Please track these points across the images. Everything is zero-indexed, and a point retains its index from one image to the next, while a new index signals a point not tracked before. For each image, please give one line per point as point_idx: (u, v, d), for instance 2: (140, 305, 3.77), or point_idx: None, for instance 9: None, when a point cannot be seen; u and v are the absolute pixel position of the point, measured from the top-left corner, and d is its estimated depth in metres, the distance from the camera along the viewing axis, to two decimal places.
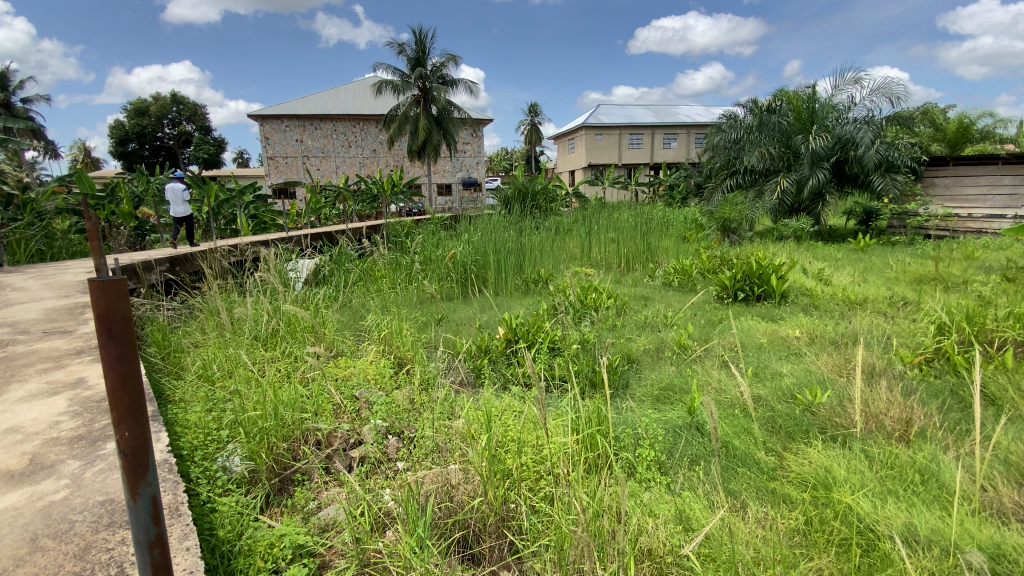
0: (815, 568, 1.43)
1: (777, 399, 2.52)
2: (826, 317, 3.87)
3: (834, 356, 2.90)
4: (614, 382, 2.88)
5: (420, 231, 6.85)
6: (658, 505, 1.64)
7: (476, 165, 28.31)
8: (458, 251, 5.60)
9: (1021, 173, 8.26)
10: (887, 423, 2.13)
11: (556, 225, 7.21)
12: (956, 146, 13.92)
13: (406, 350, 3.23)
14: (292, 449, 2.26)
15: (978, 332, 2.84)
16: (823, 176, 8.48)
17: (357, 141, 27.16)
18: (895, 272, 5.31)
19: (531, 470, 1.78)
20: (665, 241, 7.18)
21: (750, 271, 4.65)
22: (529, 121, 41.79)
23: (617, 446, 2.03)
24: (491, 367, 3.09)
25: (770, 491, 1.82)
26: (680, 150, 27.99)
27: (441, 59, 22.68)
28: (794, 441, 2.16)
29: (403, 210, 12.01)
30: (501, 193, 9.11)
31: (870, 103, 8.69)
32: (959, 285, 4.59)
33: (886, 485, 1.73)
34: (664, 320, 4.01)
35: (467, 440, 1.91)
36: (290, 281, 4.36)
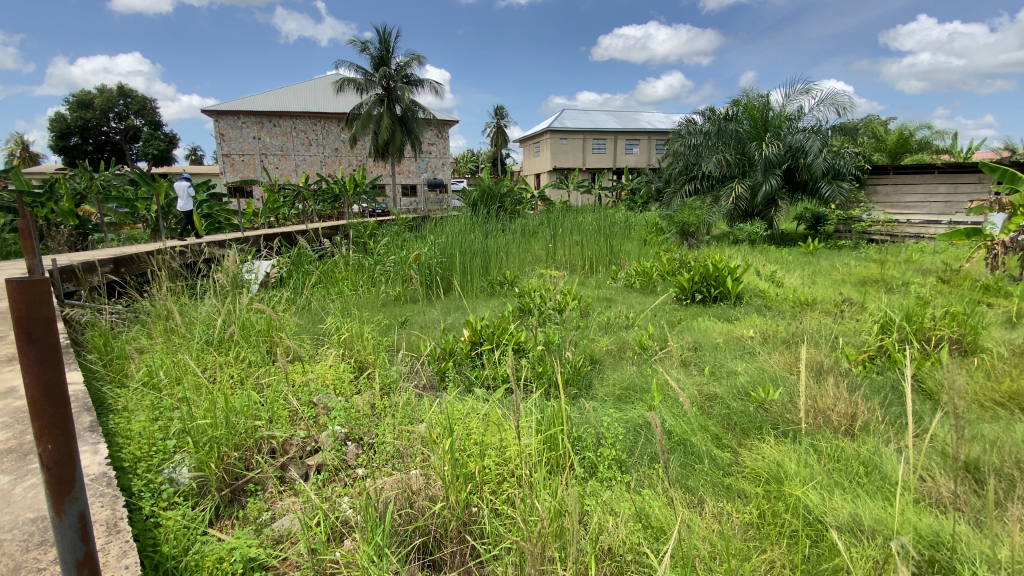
0: (768, 560, 1.48)
1: (732, 397, 2.60)
2: (779, 317, 4.03)
3: (785, 355, 3.03)
4: (577, 382, 2.91)
5: (384, 232, 6.73)
6: (617, 504, 1.65)
7: (442, 166, 28.18)
8: (423, 252, 5.52)
9: (955, 182, 8.93)
10: (834, 418, 2.23)
11: (522, 227, 7.23)
12: (896, 156, 14.81)
13: (368, 354, 3.16)
14: (244, 458, 2.17)
15: (917, 330, 3.01)
16: (775, 182, 8.91)
17: (318, 139, 26.49)
18: (841, 275, 5.60)
19: (494, 472, 1.77)
20: (627, 243, 7.33)
21: (707, 272, 4.80)
22: (494, 124, 41.86)
23: (579, 446, 2.04)
24: (456, 369, 3.05)
25: (726, 487, 1.88)
26: (642, 155, 28.64)
27: (406, 59, 22.44)
28: (748, 437, 2.23)
29: (366, 211, 11.79)
30: (467, 194, 9.08)
31: (818, 113, 9.15)
32: (898, 286, 4.89)
33: (833, 478, 1.80)
34: (627, 321, 4.08)
35: (429, 445, 1.88)
36: (245, 283, 4.19)
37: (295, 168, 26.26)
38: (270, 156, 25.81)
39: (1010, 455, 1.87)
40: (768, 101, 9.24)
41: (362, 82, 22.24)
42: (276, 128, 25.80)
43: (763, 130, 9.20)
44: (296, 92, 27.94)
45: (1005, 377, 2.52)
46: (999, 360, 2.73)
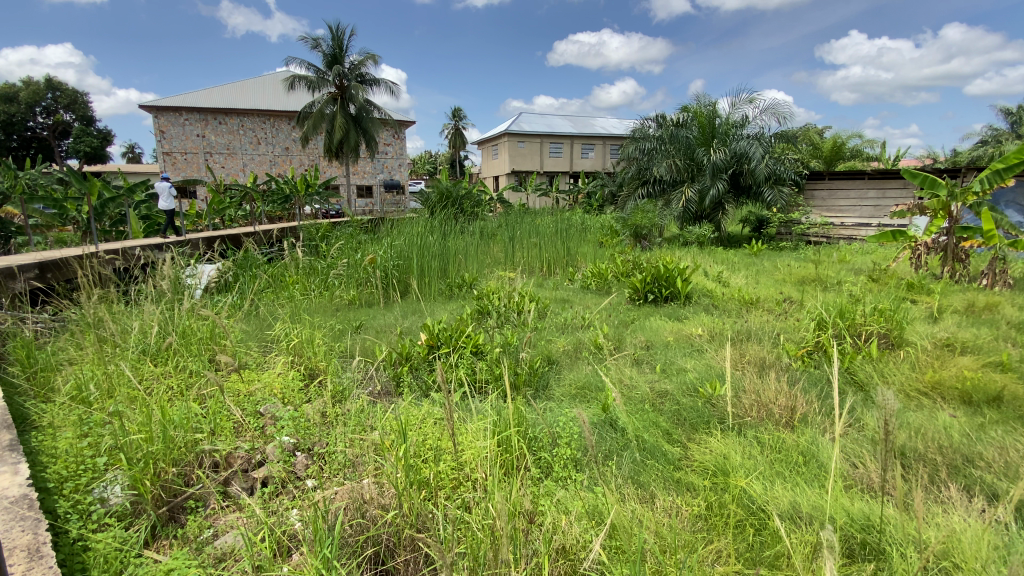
0: (715, 550, 1.53)
1: (682, 393, 2.69)
2: (726, 316, 4.20)
3: (731, 351, 3.16)
4: (534, 383, 2.92)
5: (337, 234, 6.56)
6: (571, 502, 1.67)
7: (398, 167, 27.80)
8: (377, 255, 5.41)
9: (882, 188, 9.58)
10: (775, 410, 2.34)
11: (481, 229, 7.19)
12: (831, 162, 15.77)
13: (319, 360, 3.06)
14: (184, 473, 2.06)
15: (849, 325, 3.20)
16: (721, 186, 9.34)
17: (267, 138, 25.52)
18: (782, 274, 5.89)
19: (449, 477, 1.75)
20: (583, 246, 7.47)
21: (658, 273, 4.95)
22: (451, 126, 41.67)
23: (534, 447, 2.05)
24: (413, 374, 2.99)
25: (677, 480, 1.93)
26: (597, 159, 29.24)
27: (360, 57, 21.97)
28: (696, 432, 2.30)
29: (319, 212, 11.44)
30: (424, 196, 8.96)
31: (761, 121, 9.63)
32: (833, 285, 5.20)
33: (775, 468, 1.89)
34: (583, 321, 4.14)
35: (381, 452, 1.83)
36: (187, 289, 3.98)
37: (242, 167, 25.18)
38: (215, 154, 24.62)
39: (932, 442, 2.02)
40: (715, 109, 9.63)
41: (313, 80, 21.60)
42: (222, 125, 24.65)
43: (710, 137, 9.59)
44: (243, 88, 26.79)
45: (927, 368, 2.73)
46: (922, 353, 2.95)
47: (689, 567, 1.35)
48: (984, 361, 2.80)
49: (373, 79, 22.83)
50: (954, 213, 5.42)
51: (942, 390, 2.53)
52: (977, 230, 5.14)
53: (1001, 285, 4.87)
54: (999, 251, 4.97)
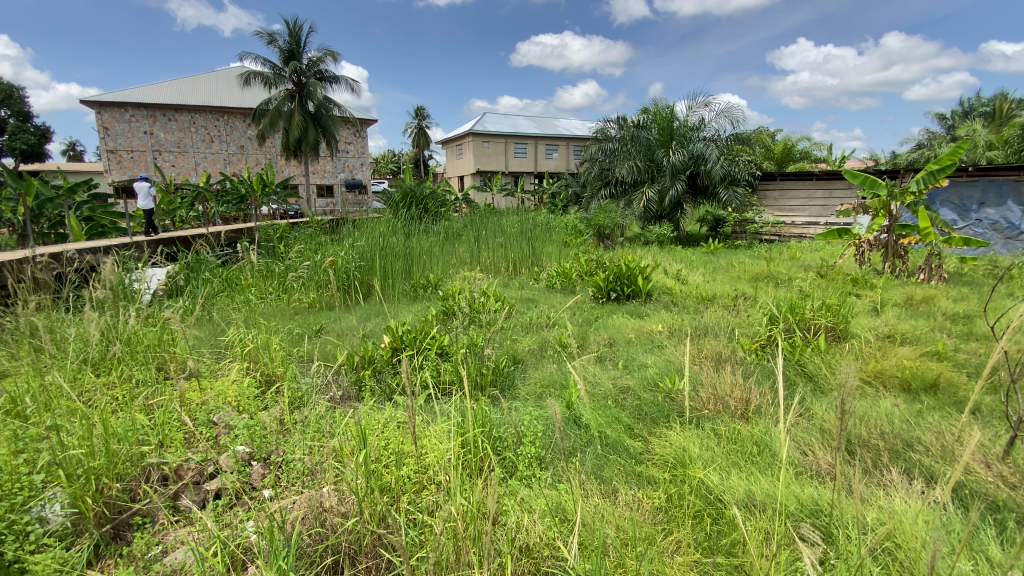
0: (674, 541, 1.57)
1: (643, 388, 2.75)
2: (685, 313, 4.32)
3: (689, 346, 3.25)
4: (499, 383, 2.92)
5: (296, 235, 6.37)
6: (534, 501, 1.68)
7: (360, 166, 27.30)
8: (338, 256, 5.28)
9: (829, 188, 10.04)
10: (731, 403, 2.43)
11: (445, 229, 7.12)
12: (782, 164, 16.45)
13: (276, 366, 2.96)
14: (130, 488, 1.95)
15: (799, 319, 3.35)
16: (680, 187, 9.61)
17: (221, 135, 24.54)
18: (737, 272, 6.10)
19: (413, 480, 1.72)
20: (548, 245, 7.52)
21: (621, 272, 5.04)
22: (415, 125, 41.18)
23: (499, 447, 2.05)
24: (375, 378, 2.93)
25: (637, 474, 1.98)
26: (561, 160, 29.56)
27: (318, 54, 21.43)
28: (657, 426, 2.36)
29: (276, 212, 11.08)
30: (387, 196, 8.82)
31: (717, 123, 9.94)
32: (785, 281, 5.43)
33: (731, 458, 1.96)
34: (548, 321, 4.17)
35: (341, 458, 1.79)
36: (134, 293, 3.78)
37: (194, 167, 24.11)
38: (164, 152, 23.48)
39: (874, 428, 2.14)
40: (674, 111, 9.89)
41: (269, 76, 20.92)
42: (171, 122, 23.52)
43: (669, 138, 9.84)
44: (194, 83, 25.66)
45: (870, 359, 2.88)
46: (866, 345, 3.12)
47: (650, 559, 1.38)
48: (921, 351, 2.98)
49: (333, 76, 22.31)
50: (894, 212, 5.74)
51: (883, 378, 2.68)
52: (914, 227, 5.46)
53: (936, 279, 5.20)
54: (934, 247, 5.31)
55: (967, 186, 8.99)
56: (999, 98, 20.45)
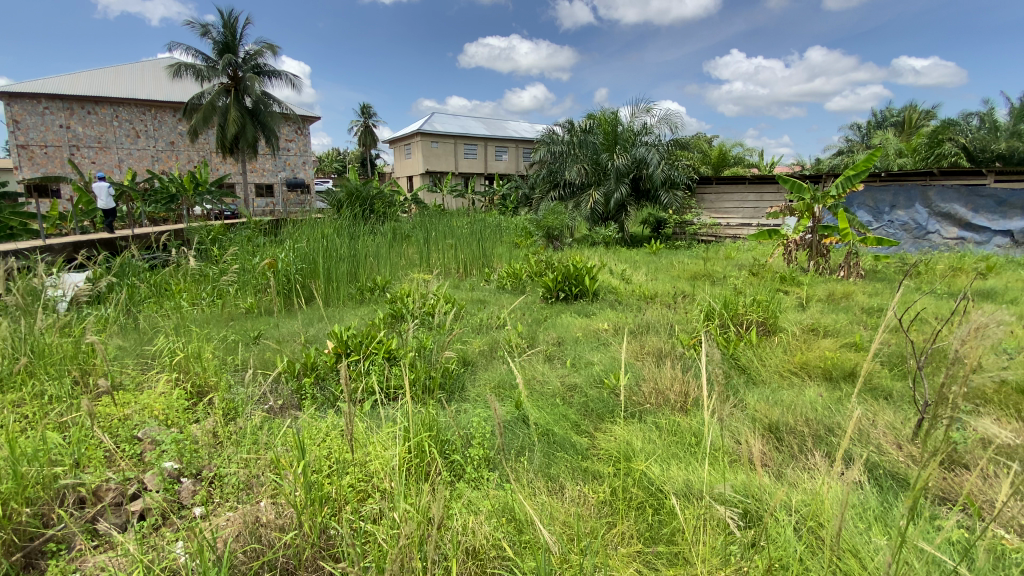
0: (620, 533, 1.62)
1: (589, 385, 2.83)
2: (630, 311, 4.45)
3: (632, 344, 3.37)
4: (448, 386, 2.89)
5: (232, 237, 6.06)
6: (481, 502, 1.68)
7: (302, 165, 26.30)
8: (278, 259, 5.06)
9: (760, 192, 10.69)
10: (671, 396, 2.55)
11: (393, 230, 7.00)
12: (719, 168, 17.31)
13: (209, 376, 2.80)
14: (40, 514, 1.78)
15: (733, 315, 3.55)
16: (624, 190, 9.94)
17: (148, 130, 22.90)
18: (677, 271, 6.37)
19: (356, 488, 1.68)
20: (497, 247, 7.54)
21: (568, 272, 5.13)
22: (361, 124, 40.12)
23: (446, 449, 2.02)
24: (318, 385, 2.83)
25: (584, 469, 2.02)
26: (510, 162, 29.80)
27: (256, 47, 20.51)
28: (602, 421, 2.43)
29: (211, 213, 10.48)
30: (331, 195, 8.52)
31: (658, 128, 10.34)
32: (721, 279, 5.72)
33: (671, 450, 2.04)
34: (498, 321, 4.18)
35: (277, 471, 1.70)
36: (47, 300, 3.46)
37: (118, 163, 22.33)
38: (83, 148, 21.60)
39: (800, 415, 2.29)
40: (617, 116, 10.20)
41: (202, 69, 19.80)
42: (91, 116, 21.70)
43: (613, 143, 10.13)
44: (117, 75, 23.85)
45: (797, 351, 3.08)
46: (793, 338, 3.33)
47: (594, 551, 1.42)
48: (841, 342, 3.22)
49: (272, 71, 21.40)
50: (817, 214, 6.18)
51: (808, 368, 2.88)
52: (834, 228, 5.90)
53: (854, 276, 5.65)
54: (852, 246, 5.75)
55: (880, 191, 9.82)
56: (906, 111, 22.51)
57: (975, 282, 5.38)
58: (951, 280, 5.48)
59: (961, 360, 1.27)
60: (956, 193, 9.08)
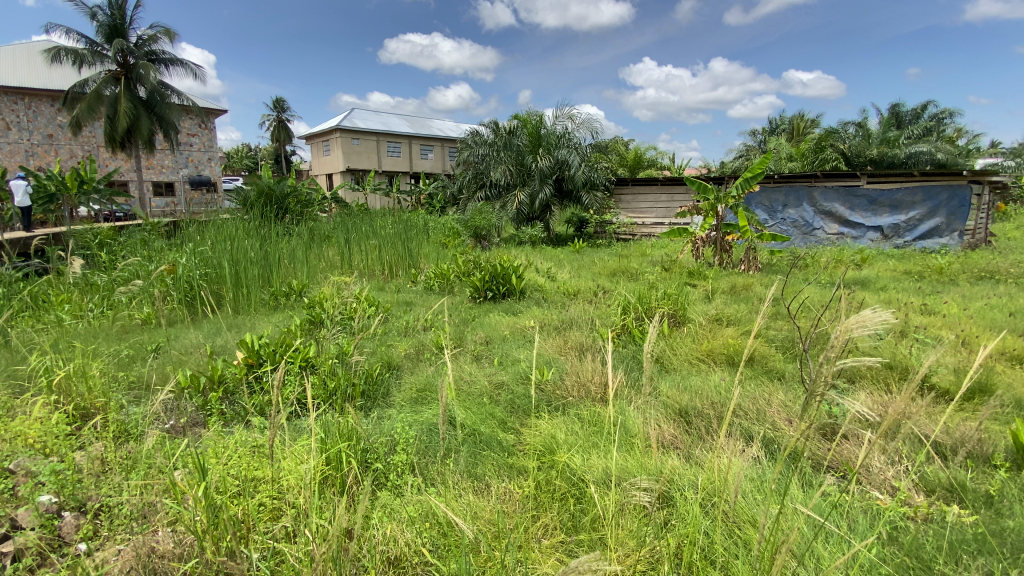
0: (543, 526, 1.68)
1: (515, 382, 2.88)
2: (555, 308, 4.56)
3: (557, 340, 3.47)
4: (372, 393, 2.80)
5: (125, 240, 5.49)
6: (404, 508, 1.65)
7: (208, 162, 24.33)
8: (178, 264, 4.63)
9: (672, 192, 11.39)
10: (592, 388, 2.66)
11: (311, 231, 6.66)
12: (635, 170, 18.16)
13: (98, 397, 2.52)
14: None
15: (648, 309, 3.76)
16: (548, 190, 10.19)
17: (19, 121, 20.12)
18: (598, 268, 6.61)
19: (269, 506, 1.60)
20: (424, 246, 7.41)
21: (496, 271, 5.15)
22: (274, 119, 37.75)
23: (369, 457, 1.95)
24: (227, 399, 2.63)
25: (509, 466, 2.05)
26: (436, 161, 29.67)
27: (151, 33, 18.68)
28: (527, 416, 2.49)
29: (100, 214, 9.39)
30: (241, 193, 7.92)
31: (579, 130, 10.68)
32: (638, 275, 6.02)
33: (591, 440, 2.12)
34: (424, 323, 4.11)
35: (178, 495, 1.57)
36: None
37: None
38: None
39: (706, 399, 2.48)
40: (540, 118, 10.39)
41: (85, 54, 17.70)
42: None
43: (537, 144, 10.33)
44: None
45: (704, 340, 3.32)
46: (701, 328, 3.59)
47: (515, 546, 1.45)
48: (741, 330, 3.52)
49: (170, 59, 19.59)
50: (720, 213, 6.68)
51: (713, 355, 3.12)
52: (736, 226, 6.42)
53: (754, 269, 6.20)
54: (751, 243, 6.30)
55: (774, 191, 10.81)
56: (794, 119, 24.98)
57: (851, 272, 6.09)
58: (833, 271, 6.16)
59: (833, 344, 1.45)
60: (836, 193, 10.20)
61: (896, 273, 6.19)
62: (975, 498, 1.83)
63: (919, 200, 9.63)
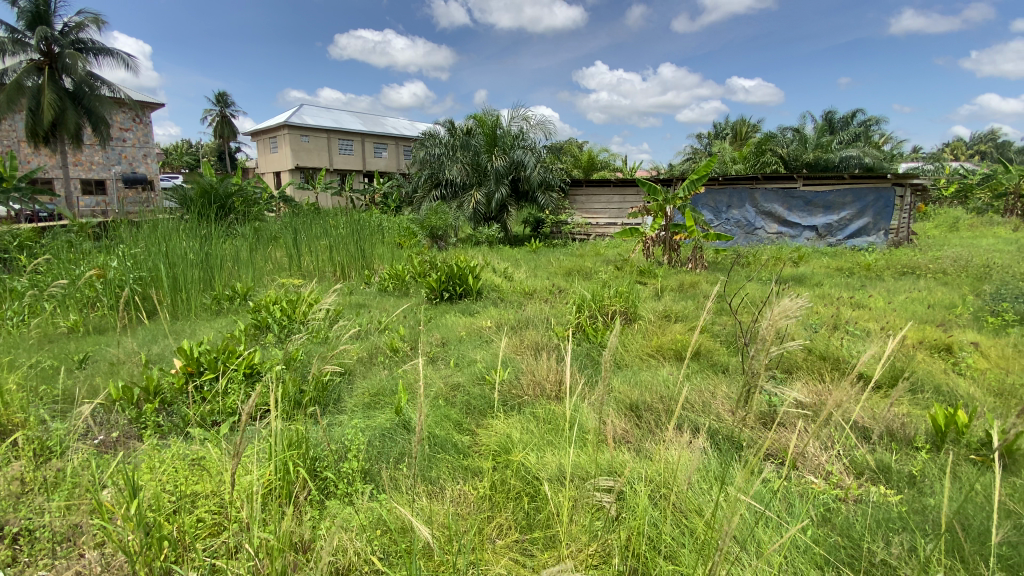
0: (497, 526, 1.69)
1: (471, 382, 2.87)
2: (511, 308, 4.59)
3: (513, 339, 3.48)
4: (323, 399, 2.73)
5: (48, 242, 5.07)
6: (356, 516, 1.61)
7: (144, 158, 22.87)
8: (109, 267, 4.33)
9: (624, 193, 11.69)
10: (547, 387, 2.69)
11: (256, 231, 6.38)
12: (589, 171, 18.50)
13: (15, 413, 2.31)
14: None
15: (601, 307, 3.83)
16: (504, 191, 10.25)
17: None
18: (554, 268, 6.69)
19: (210, 521, 1.52)
20: (378, 246, 7.26)
21: (452, 272, 5.11)
22: (217, 114, 35.95)
23: (318, 466, 1.90)
24: (164, 410, 2.48)
25: (465, 467, 2.04)
26: (390, 159, 29.17)
27: (78, 21, 17.39)
28: (483, 417, 2.49)
29: (17, 214, 8.60)
30: (179, 192, 7.47)
31: (533, 131, 10.76)
32: (592, 274, 6.14)
33: (546, 438, 2.14)
34: (378, 326, 4.03)
35: (107, 516, 1.47)
36: None
37: None
38: None
39: (655, 393, 2.56)
40: (495, 118, 10.40)
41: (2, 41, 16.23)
42: None
43: (493, 144, 10.33)
44: None
45: (653, 336, 3.42)
46: (651, 324, 3.70)
47: (468, 549, 1.44)
48: (689, 326, 3.66)
49: (100, 48, 18.29)
50: (669, 214, 6.91)
51: (663, 350, 3.23)
52: (684, 226, 6.65)
53: (700, 267, 6.46)
54: (697, 242, 6.55)
55: (718, 193, 11.27)
56: (737, 124, 26.14)
57: (789, 269, 6.45)
58: (773, 268, 6.51)
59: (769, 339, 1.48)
60: (775, 195, 10.76)
61: (829, 270, 6.62)
62: (900, 479, 1.98)
63: (849, 201, 10.32)
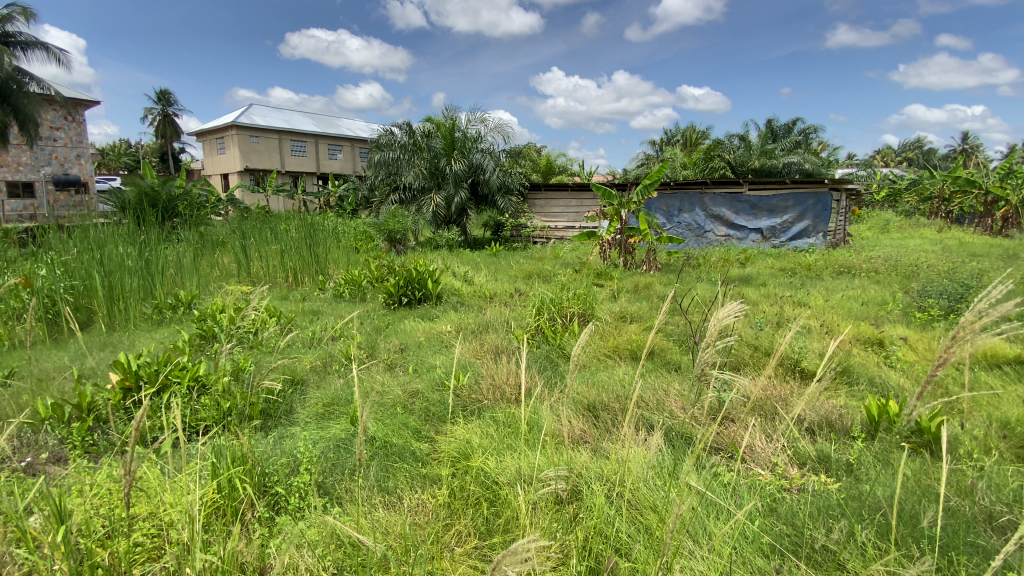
0: (456, 533, 1.67)
1: (430, 389, 2.83)
2: (470, 311, 4.57)
3: (472, 344, 3.47)
4: (274, 411, 2.63)
5: None
6: (307, 531, 1.56)
7: (77, 159, 21.44)
8: (36, 275, 4.03)
9: (582, 197, 11.89)
10: (506, 390, 2.70)
11: (201, 236, 6.10)
12: (547, 174, 18.72)
13: None
14: None
15: (559, 310, 3.88)
16: (463, 194, 10.22)
17: None
18: (513, 271, 6.73)
19: (149, 544, 1.45)
20: (333, 249, 7.09)
21: (410, 276, 5.05)
22: (160, 112, 34.14)
23: (267, 481, 1.83)
24: (98, 428, 2.32)
25: (423, 475, 2.02)
26: (346, 161, 28.55)
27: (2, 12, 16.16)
28: (443, 423, 2.46)
29: None
30: (117, 195, 7.04)
31: (491, 135, 10.79)
32: (551, 276, 6.20)
33: (505, 442, 2.15)
34: (333, 333, 3.92)
35: (30, 545, 1.36)
36: None
37: None
38: None
39: (612, 394, 2.61)
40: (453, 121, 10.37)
41: None
42: None
43: (451, 147, 10.29)
44: None
45: (610, 337, 3.50)
46: (608, 325, 3.77)
47: (424, 558, 1.42)
48: (643, 326, 3.77)
49: (28, 42, 17.04)
50: (624, 217, 7.08)
51: (619, 351, 3.30)
52: (638, 230, 6.83)
53: (654, 270, 6.66)
54: (651, 245, 6.75)
55: (671, 197, 11.65)
56: (688, 131, 27.12)
57: (737, 270, 6.74)
58: (722, 269, 6.78)
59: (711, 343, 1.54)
60: (724, 199, 11.22)
61: (774, 270, 6.96)
62: (838, 468, 2.10)
63: (791, 205, 10.88)
